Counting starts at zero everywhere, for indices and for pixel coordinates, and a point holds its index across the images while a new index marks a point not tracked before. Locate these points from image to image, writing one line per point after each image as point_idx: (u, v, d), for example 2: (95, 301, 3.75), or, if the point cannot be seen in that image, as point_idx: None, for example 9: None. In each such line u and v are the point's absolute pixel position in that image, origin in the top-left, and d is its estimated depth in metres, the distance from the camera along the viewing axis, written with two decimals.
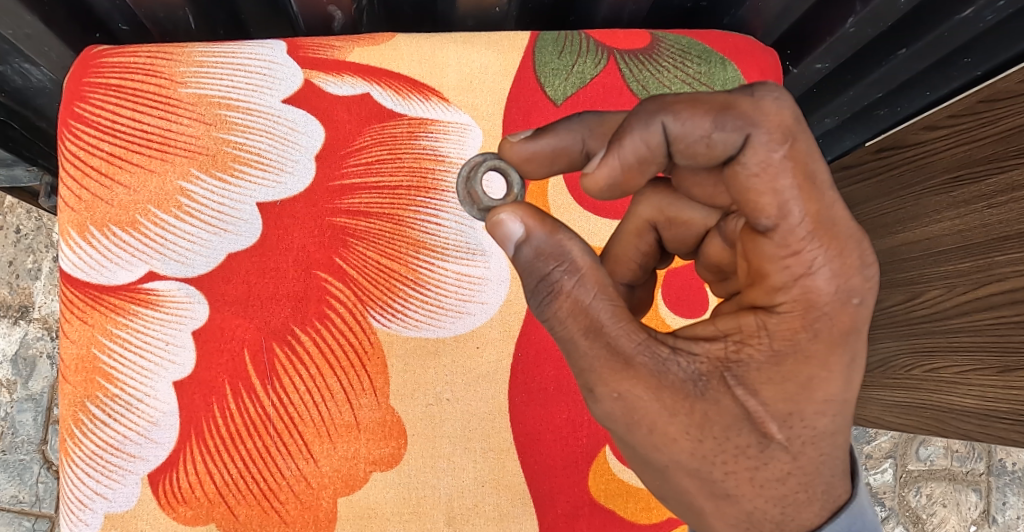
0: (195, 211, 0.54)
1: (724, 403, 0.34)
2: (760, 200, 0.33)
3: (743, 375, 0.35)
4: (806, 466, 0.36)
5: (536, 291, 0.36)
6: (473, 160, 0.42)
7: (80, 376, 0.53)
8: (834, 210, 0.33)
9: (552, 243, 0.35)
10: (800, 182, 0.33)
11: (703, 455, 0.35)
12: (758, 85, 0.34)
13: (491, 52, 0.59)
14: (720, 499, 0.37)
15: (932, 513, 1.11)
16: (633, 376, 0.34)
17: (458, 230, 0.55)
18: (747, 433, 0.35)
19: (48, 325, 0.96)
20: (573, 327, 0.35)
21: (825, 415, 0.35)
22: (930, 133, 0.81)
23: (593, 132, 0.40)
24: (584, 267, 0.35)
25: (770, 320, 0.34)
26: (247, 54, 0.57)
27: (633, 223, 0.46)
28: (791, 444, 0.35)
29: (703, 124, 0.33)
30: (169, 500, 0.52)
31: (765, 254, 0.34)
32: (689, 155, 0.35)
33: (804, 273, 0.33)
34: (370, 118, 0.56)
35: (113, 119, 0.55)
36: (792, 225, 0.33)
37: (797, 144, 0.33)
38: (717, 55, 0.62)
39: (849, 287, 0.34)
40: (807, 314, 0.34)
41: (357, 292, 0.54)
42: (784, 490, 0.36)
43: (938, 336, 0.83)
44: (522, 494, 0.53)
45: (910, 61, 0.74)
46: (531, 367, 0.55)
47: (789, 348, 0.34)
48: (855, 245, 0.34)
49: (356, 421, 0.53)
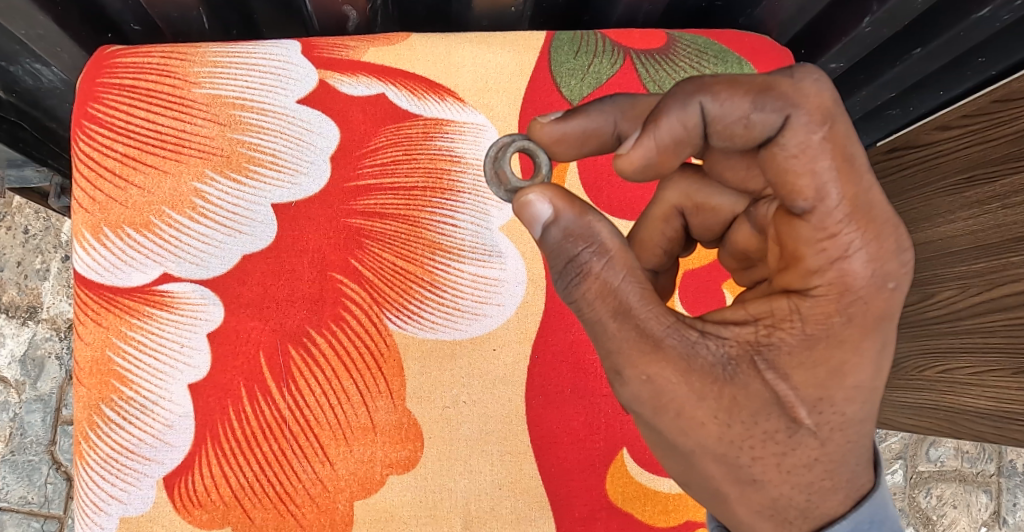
0: (210, 212, 0.54)
1: (754, 386, 0.34)
2: (797, 182, 0.33)
3: (774, 359, 0.34)
4: (833, 453, 0.36)
5: (564, 273, 0.35)
6: (501, 140, 0.41)
7: (94, 379, 0.52)
8: (871, 194, 0.33)
9: (581, 224, 0.34)
10: (839, 164, 0.32)
11: (731, 440, 0.35)
12: (798, 66, 0.34)
13: (507, 52, 0.58)
14: (747, 486, 0.36)
15: (943, 514, 1.10)
16: (661, 358, 0.34)
17: (474, 231, 0.55)
18: (776, 418, 0.35)
19: (56, 326, 0.96)
20: (601, 308, 0.34)
21: (854, 402, 0.35)
22: (945, 132, 0.79)
23: (625, 114, 0.40)
24: (613, 248, 0.34)
25: (803, 304, 0.34)
26: (262, 55, 0.56)
27: (660, 208, 0.46)
28: (819, 430, 0.35)
29: (741, 105, 0.33)
30: (184, 503, 0.51)
31: (801, 237, 0.34)
32: (726, 137, 0.34)
33: (841, 257, 0.33)
34: (386, 118, 0.56)
35: (127, 120, 0.55)
36: (829, 208, 0.33)
37: (837, 125, 0.32)
38: (734, 54, 0.62)
39: (884, 272, 0.33)
40: (842, 298, 0.33)
41: (372, 294, 0.54)
42: (811, 477, 0.36)
43: (950, 338, 0.82)
44: (539, 497, 0.53)
45: (924, 62, 0.73)
46: (548, 370, 0.54)
47: (822, 332, 0.34)
48: (892, 230, 0.33)
49: (373, 423, 0.52)
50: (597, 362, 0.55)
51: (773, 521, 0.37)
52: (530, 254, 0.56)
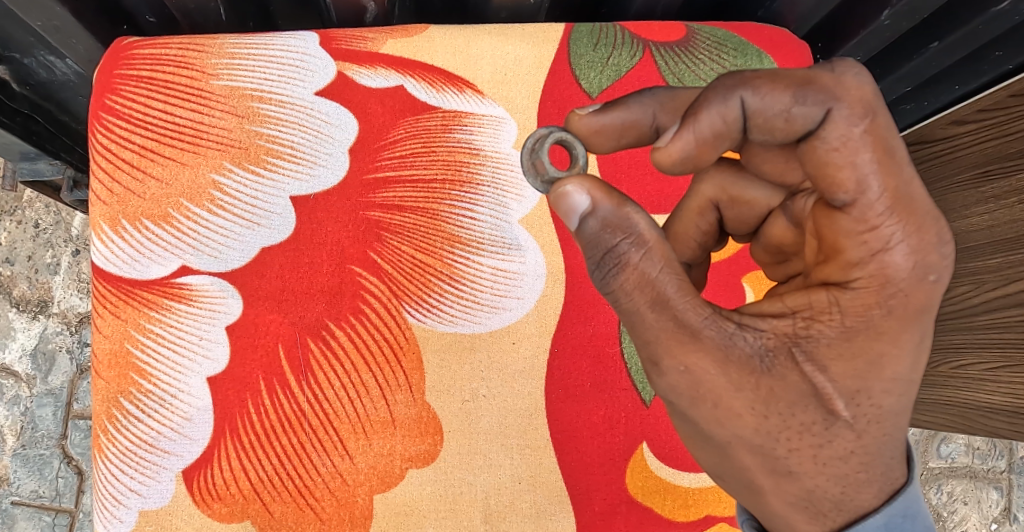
0: (228, 205, 0.53)
1: (792, 378, 0.34)
2: (837, 174, 0.33)
3: (812, 350, 0.34)
4: (869, 445, 0.35)
5: (602, 263, 0.34)
6: (538, 132, 0.41)
7: (113, 372, 0.52)
8: (912, 186, 0.33)
9: (619, 215, 0.34)
10: (880, 156, 0.32)
11: (768, 431, 0.35)
12: (838, 61, 0.34)
13: (527, 45, 0.58)
14: (781, 477, 0.36)
15: (954, 511, 1.10)
16: (699, 348, 0.34)
17: (493, 224, 0.55)
18: (813, 410, 0.34)
19: (67, 320, 0.96)
20: (639, 299, 0.34)
21: (892, 394, 0.34)
22: (959, 128, 0.78)
23: (665, 106, 0.41)
24: (651, 239, 0.33)
25: (843, 297, 0.34)
26: (280, 46, 0.56)
27: (696, 201, 0.46)
28: (856, 422, 0.34)
29: (782, 99, 0.33)
30: (204, 496, 0.51)
31: (842, 229, 0.33)
32: (766, 131, 0.34)
33: (882, 249, 0.33)
34: (404, 110, 0.56)
35: (144, 112, 0.54)
36: (870, 201, 0.32)
37: (878, 119, 0.32)
38: (753, 48, 0.61)
39: (926, 263, 0.33)
40: (883, 290, 0.33)
41: (391, 287, 0.53)
42: (846, 469, 0.35)
43: (966, 334, 0.82)
44: (559, 492, 0.53)
45: (942, 55, 0.72)
46: (568, 364, 0.54)
47: (862, 324, 0.33)
48: (933, 223, 0.33)
49: (392, 417, 0.52)
50: (618, 355, 0.55)
51: (808, 513, 0.37)
52: (550, 246, 0.55)
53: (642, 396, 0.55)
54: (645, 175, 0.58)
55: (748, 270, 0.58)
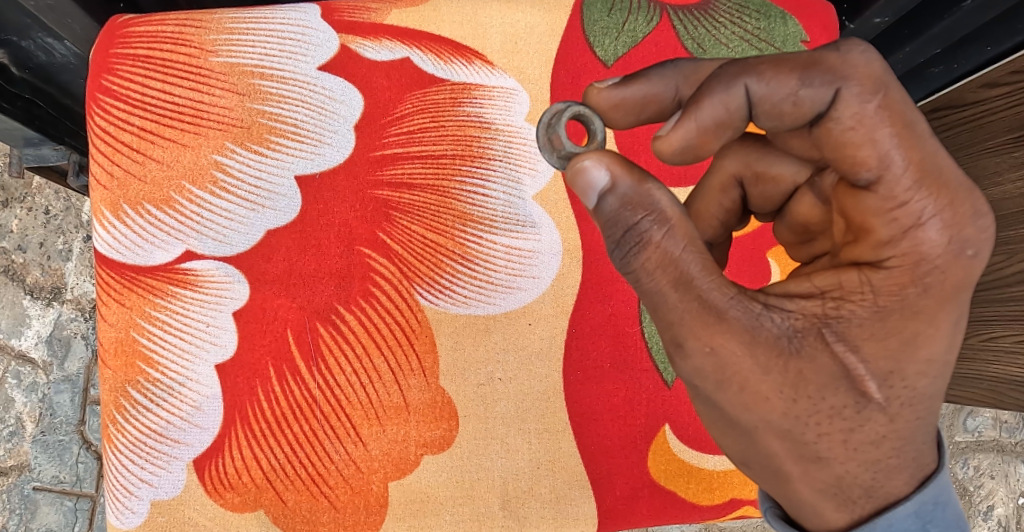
0: (232, 187, 0.52)
1: (822, 360, 0.32)
2: (857, 154, 0.30)
3: (843, 330, 0.32)
4: (901, 430, 0.33)
5: (621, 242, 0.32)
6: (554, 106, 0.38)
7: (120, 361, 0.51)
8: (939, 158, 0.30)
9: (639, 191, 0.31)
10: (899, 130, 0.30)
11: (796, 415, 0.32)
12: (843, 41, 0.32)
13: (538, 11, 0.55)
14: (810, 463, 0.34)
15: (980, 486, 1.08)
16: (726, 329, 0.31)
17: (506, 200, 0.53)
18: (844, 392, 0.32)
19: (81, 306, 0.97)
20: (661, 279, 0.31)
21: (926, 376, 0.32)
22: (991, 90, 0.74)
23: (687, 79, 0.38)
24: (674, 217, 0.31)
25: (875, 276, 0.31)
26: (280, 20, 0.54)
27: (718, 177, 0.43)
28: (888, 405, 0.32)
29: (788, 83, 0.31)
30: (216, 486, 0.50)
31: (868, 208, 0.31)
32: (774, 116, 0.33)
33: (913, 226, 0.30)
34: (411, 83, 0.53)
35: (143, 92, 0.52)
36: (896, 176, 0.30)
37: (891, 93, 0.30)
38: (777, 9, 0.58)
39: (962, 238, 0.30)
40: (917, 269, 0.31)
41: (401, 268, 0.52)
42: (877, 454, 0.33)
43: (997, 305, 0.81)
44: (580, 477, 0.51)
45: (974, 13, 0.68)
46: (587, 344, 0.52)
47: (895, 304, 0.31)
48: (967, 195, 0.31)
49: (406, 402, 0.51)
50: (638, 335, 0.53)
51: (837, 501, 0.34)
52: (566, 224, 0.53)
53: (664, 377, 0.53)
54: None
55: (771, 244, 0.55)
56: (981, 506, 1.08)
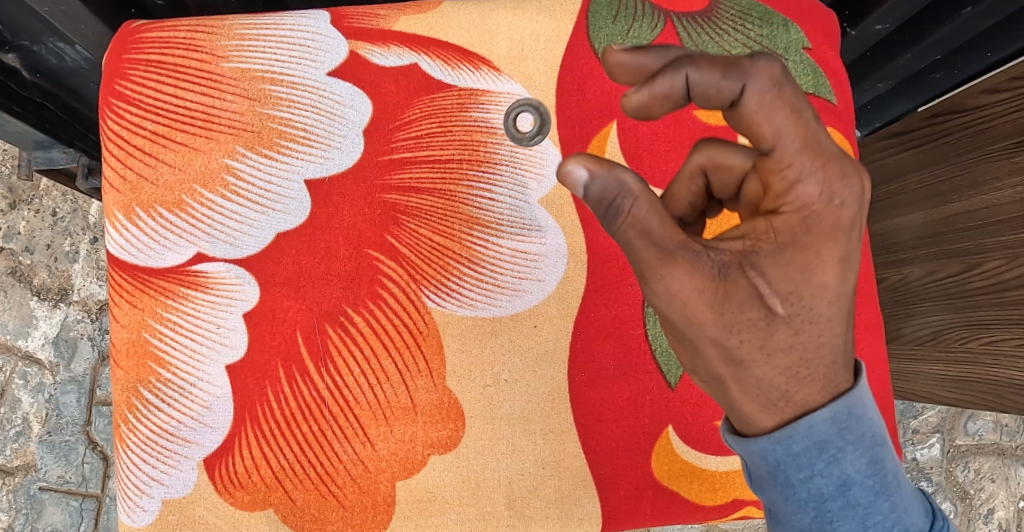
0: (242, 191, 0.52)
1: (739, 285, 0.34)
2: (758, 131, 0.32)
3: (756, 261, 0.33)
4: (807, 343, 0.34)
5: (605, 219, 0.34)
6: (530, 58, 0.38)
7: (132, 361, 0.52)
8: (818, 129, 0.33)
9: (612, 177, 0.33)
10: (789, 113, 0.32)
11: (725, 324, 0.34)
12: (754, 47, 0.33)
13: (544, 18, 0.56)
14: (737, 367, 0.35)
15: (980, 488, 1.11)
16: (676, 267, 0.33)
17: (512, 204, 0.53)
18: (756, 307, 0.34)
19: (87, 307, 0.99)
20: (633, 238, 0.34)
21: (823, 299, 0.34)
22: (992, 96, 0.79)
23: None
24: (640, 191, 0.33)
25: (775, 220, 0.33)
26: (290, 26, 0.54)
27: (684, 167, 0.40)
28: (792, 321, 0.34)
29: (712, 77, 0.32)
30: (226, 486, 0.51)
31: (765, 168, 0.33)
32: (702, 101, 0.33)
33: (795, 181, 0.33)
34: (419, 89, 0.54)
35: (155, 97, 0.53)
36: (784, 146, 0.32)
37: (784, 87, 0.32)
38: (779, 16, 0.59)
39: (832, 190, 0.33)
40: (804, 220, 0.33)
41: (409, 271, 0.52)
42: (790, 360, 0.34)
43: (997, 309, 0.82)
44: (584, 477, 0.52)
45: (975, 21, 0.72)
46: (591, 346, 0.53)
47: (788, 238, 0.33)
48: (838, 160, 0.33)
49: (413, 403, 0.51)
50: (642, 337, 0.53)
51: (760, 402, 0.35)
52: (571, 228, 0.54)
53: (668, 379, 0.53)
54: (670, 152, 0.55)
55: None
56: (980, 509, 1.10)
